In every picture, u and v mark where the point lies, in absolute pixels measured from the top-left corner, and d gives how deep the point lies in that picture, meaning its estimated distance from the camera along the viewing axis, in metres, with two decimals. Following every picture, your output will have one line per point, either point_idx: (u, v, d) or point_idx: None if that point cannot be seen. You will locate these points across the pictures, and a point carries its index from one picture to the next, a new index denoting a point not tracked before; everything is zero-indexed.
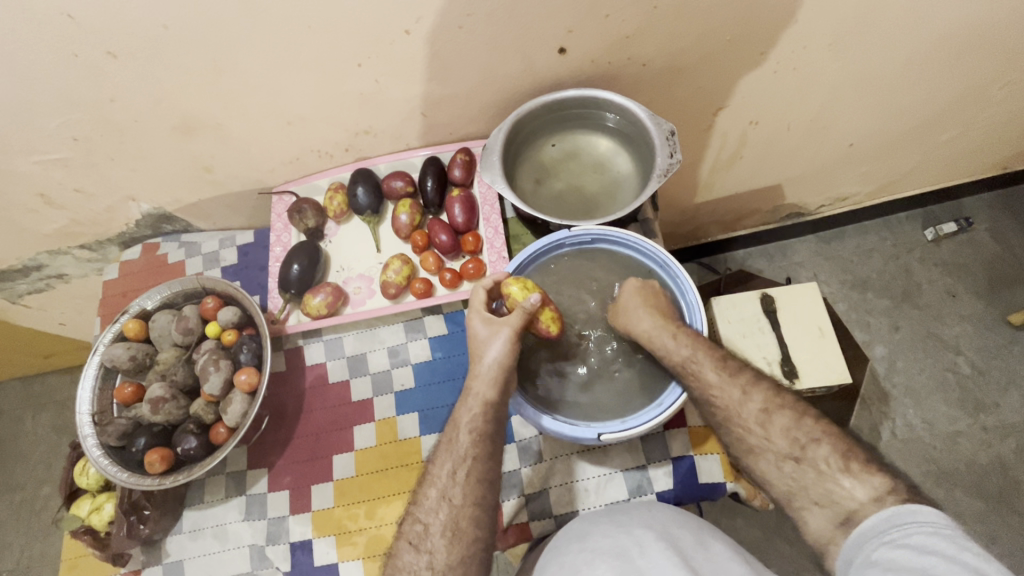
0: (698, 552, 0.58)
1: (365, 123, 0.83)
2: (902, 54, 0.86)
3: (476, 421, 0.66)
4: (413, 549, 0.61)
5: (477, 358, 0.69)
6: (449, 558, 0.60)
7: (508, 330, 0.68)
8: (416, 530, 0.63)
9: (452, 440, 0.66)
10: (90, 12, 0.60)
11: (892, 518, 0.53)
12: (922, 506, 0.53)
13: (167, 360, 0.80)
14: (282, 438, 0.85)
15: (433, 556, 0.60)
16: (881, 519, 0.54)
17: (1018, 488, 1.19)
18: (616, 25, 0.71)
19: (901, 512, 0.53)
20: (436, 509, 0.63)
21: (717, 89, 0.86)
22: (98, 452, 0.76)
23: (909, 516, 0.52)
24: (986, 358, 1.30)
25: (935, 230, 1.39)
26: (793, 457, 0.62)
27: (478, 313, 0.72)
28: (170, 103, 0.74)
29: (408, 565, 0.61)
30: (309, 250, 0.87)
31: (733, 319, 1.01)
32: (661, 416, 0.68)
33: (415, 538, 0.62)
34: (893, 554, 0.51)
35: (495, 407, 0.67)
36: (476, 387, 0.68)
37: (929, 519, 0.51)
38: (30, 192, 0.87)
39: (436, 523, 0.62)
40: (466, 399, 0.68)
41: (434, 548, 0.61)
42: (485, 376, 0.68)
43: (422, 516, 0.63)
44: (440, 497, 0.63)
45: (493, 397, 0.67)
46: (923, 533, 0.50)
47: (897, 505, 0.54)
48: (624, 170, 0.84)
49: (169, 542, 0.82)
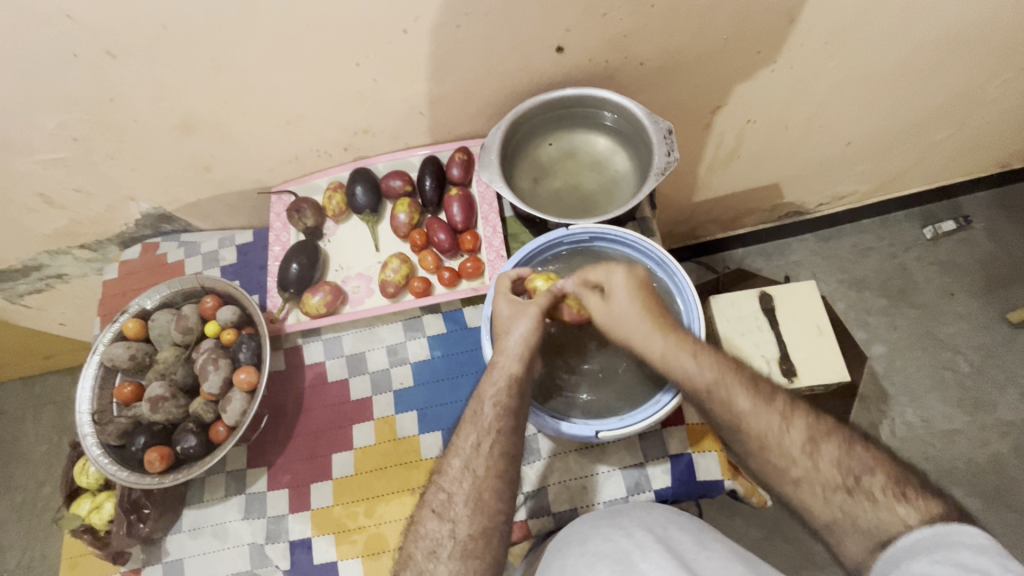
0: (700, 553, 0.58)
1: (363, 123, 0.84)
2: (898, 53, 0.86)
3: (501, 395, 0.66)
4: (436, 517, 0.62)
5: (503, 334, 0.69)
6: (471, 528, 0.60)
7: (535, 309, 0.69)
8: (440, 498, 0.63)
9: (477, 413, 0.66)
10: (89, 12, 0.60)
11: (934, 535, 0.52)
12: (969, 527, 0.51)
13: (166, 358, 0.80)
14: (281, 436, 0.85)
15: (456, 525, 0.61)
16: (922, 536, 0.53)
17: (1017, 486, 1.19)
18: (613, 24, 0.72)
19: (945, 530, 0.52)
20: (460, 479, 0.63)
21: (715, 88, 0.87)
22: (98, 451, 0.76)
23: (954, 534, 0.51)
24: (985, 356, 1.30)
25: (934, 228, 1.39)
26: (846, 488, 0.59)
27: (502, 295, 0.72)
28: (169, 102, 0.75)
29: (430, 532, 0.61)
30: (308, 249, 0.87)
31: (732, 318, 1.01)
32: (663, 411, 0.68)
33: (439, 506, 0.62)
34: (933, 570, 0.50)
35: (521, 381, 0.67)
36: (502, 361, 0.68)
37: (975, 540, 0.50)
38: (30, 192, 0.87)
39: (460, 493, 0.62)
40: (491, 374, 0.68)
41: (456, 517, 0.61)
42: (512, 351, 0.68)
43: (447, 485, 0.63)
44: (464, 467, 0.64)
45: (519, 371, 0.67)
46: (968, 552, 0.49)
47: (939, 523, 0.53)
48: (622, 169, 0.84)
49: (169, 541, 0.82)
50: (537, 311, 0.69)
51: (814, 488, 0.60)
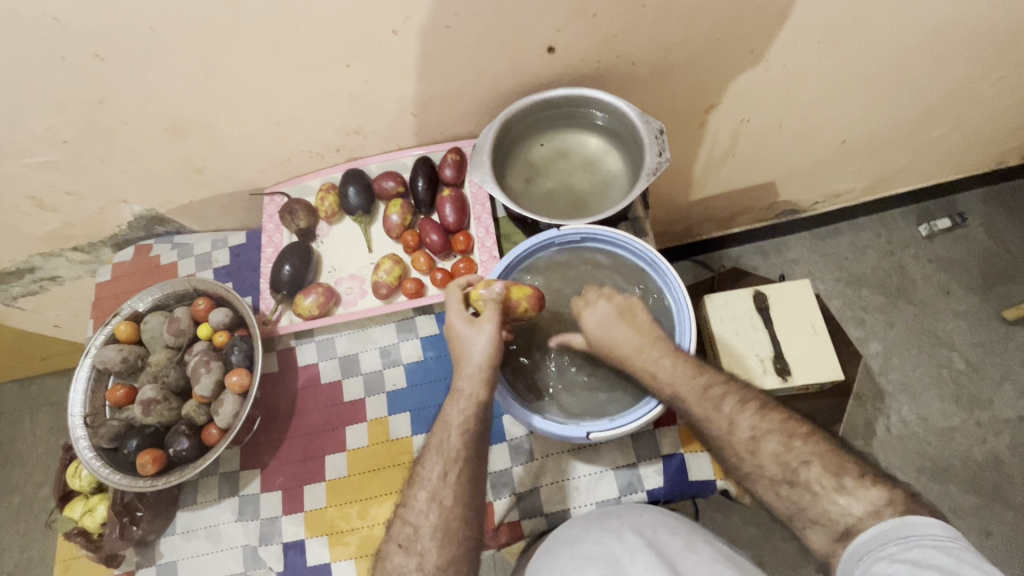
0: (688, 557, 0.58)
1: (355, 124, 0.83)
2: (891, 50, 0.86)
3: (467, 422, 0.66)
4: (403, 552, 0.61)
5: (461, 358, 0.68)
6: (439, 559, 0.60)
7: (491, 327, 0.68)
8: (406, 532, 0.62)
9: (443, 440, 0.66)
10: (77, 14, 0.60)
11: (889, 532, 0.52)
12: (921, 518, 0.52)
13: (159, 361, 0.80)
14: (275, 438, 0.85)
15: (423, 559, 0.60)
16: (879, 532, 0.53)
17: (1013, 483, 1.19)
18: (604, 24, 0.72)
19: (900, 524, 0.52)
20: (426, 510, 0.63)
21: (708, 87, 0.86)
22: (90, 454, 0.76)
23: (908, 528, 0.52)
24: (980, 354, 1.30)
25: (929, 226, 1.39)
26: (788, 481, 0.60)
27: (455, 312, 0.70)
28: (159, 105, 0.74)
29: (398, 567, 0.60)
30: (301, 250, 0.87)
31: (726, 317, 1.01)
32: (646, 418, 0.68)
33: (405, 540, 0.62)
34: (894, 570, 0.50)
35: (487, 405, 0.67)
36: (465, 387, 0.67)
37: (929, 532, 0.51)
38: (21, 195, 0.87)
39: (426, 525, 0.62)
40: (455, 400, 0.67)
41: (424, 550, 0.61)
42: (473, 376, 0.67)
43: (413, 518, 0.63)
44: (430, 498, 0.63)
45: (484, 396, 0.67)
46: (924, 549, 0.50)
47: (893, 517, 0.53)
48: (614, 169, 0.84)
49: (162, 543, 0.82)
50: (488, 324, 0.68)
51: (766, 482, 0.61)
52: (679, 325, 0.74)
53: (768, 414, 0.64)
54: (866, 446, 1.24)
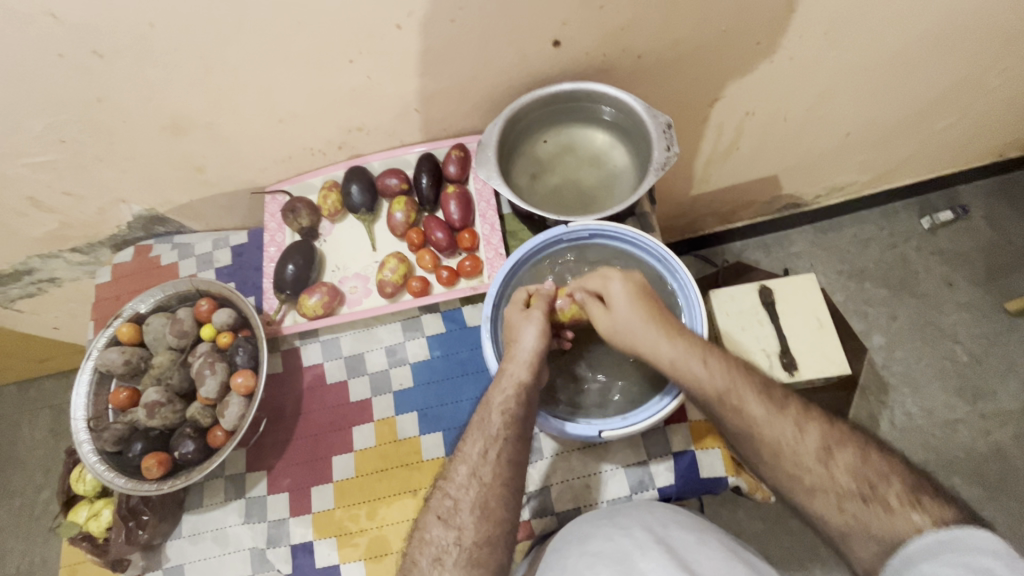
0: (700, 552, 0.57)
1: (358, 120, 0.82)
2: (898, 40, 0.85)
3: (509, 402, 0.65)
4: (442, 524, 0.59)
5: (512, 342, 0.70)
6: (477, 536, 0.58)
7: (540, 315, 0.70)
8: (446, 505, 0.60)
9: (484, 419, 0.65)
10: (74, 11, 0.58)
11: (947, 539, 0.48)
12: (980, 530, 0.48)
13: (161, 363, 0.79)
14: (280, 439, 0.84)
15: (462, 532, 0.58)
16: (931, 542, 0.49)
17: (1018, 475, 1.19)
18: (610, 16, 0.70)
19: (955, 535, 0.48)
20: (466, 485, 0.61)
21: (714, 79, 0.85)
22: (94, 458, 0.75)
23: (965, 539, 0.48)
24: (983, 345, 1.30)
25: (932, 219, 1.39)
26: None
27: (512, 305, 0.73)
28: (158, 101, 0.73)
29: (436, 539, 0.58)
30: (304, 249, 0.86)
31: (732, 312, 1.00)
32: (649, 422, 0.68)
33: (445, 512, 0.60)
34: None
35: (529, 389, 0.67)
36: (511, 369, 0.68)
37: (988, 546, 0.46)
38: (18, 196, 0.85)
39: (466, 500, 0.60)
40: (500, 381, 0.67)
41: (463, 524, 0.58)
42: (521, 358, 0.68)
43: (453, 492, 0.61)
44: (471, 474, 0.61)
45: (528, 379, 0.67)
46: (980, 558, 0.46)
47: (949, 526, 0.49)
48: (621, 163, 0.83)
49: (168, 546, 0.81)
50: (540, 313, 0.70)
51: None
52: (690, 319, 0.74)
53: (791, 424, 0.61)
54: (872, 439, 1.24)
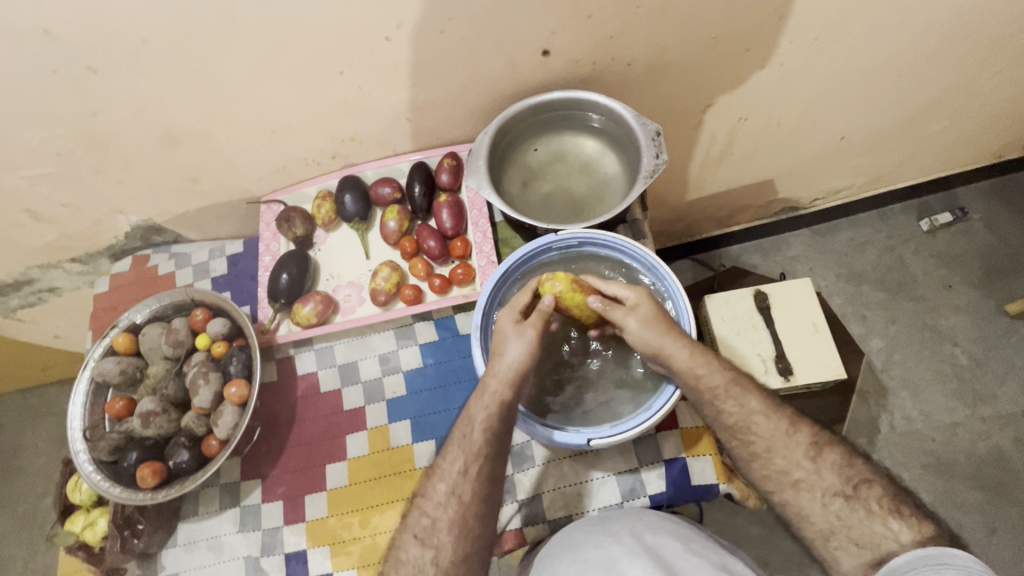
0: (689, 560, 0.57)
1: (351, 130, 0.83)
2: (889, 44, 0.85)
3: (490, 419, 0.65)
4: (419, 543, 0.62)
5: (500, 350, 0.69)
6: (454, 554, 0.61)
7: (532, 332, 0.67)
8: (423, 523, 0.63)
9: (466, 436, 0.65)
10: (67, 27, 0.59)
11: (925, 557, 0.53)
12: (959, 551, 0.52)
13: (157, 373, 0.80)
14: (275, 448, 0.85)
15: (439, 552, 0.61)
16: (914, 558, 0.54)
17: (1019, 479, 1.18)
18: (599, 26, 0.71)
19: (935, 553, 0.53)
20: (445, 504, 0.63)
21: (705, 85, 0.86)
22: (90, 467, 0.76)
23: (943, 557, 0.52)
24: (983, 348, 1.30)
25: (930, 221, 1.38)
26: None
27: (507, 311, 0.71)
28: (152, 115, 0.74)
29: (413, 558, 0.62)
30: (298, 259, 0.87)
31: (727, 317, 1.00)
32: (641, 429, 0.68)
33: (422, 531, 0.63)
34: None
35: (510, 407, 0.66)
36: (492, 385, 0.66)
37: (964, 563, 0.51)
38: (17, 208, 0.86)
39: (444, 518, 0.62)
40: (482, 395, 0.66)
41: (440, 544, 0.61)
42: (503, 375, 0.66)
43: (431, 510, 0.63)
44: (449, 493, 0.63)
45: (509, 396, 0.66)
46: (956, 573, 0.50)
47: (932, 546, 0.54)
48: (611, 171, 0.83)
49: (163, 555, 0.82)
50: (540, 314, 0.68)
51: None
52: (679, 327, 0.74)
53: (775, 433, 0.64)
54: (870, 444, 1.24)
